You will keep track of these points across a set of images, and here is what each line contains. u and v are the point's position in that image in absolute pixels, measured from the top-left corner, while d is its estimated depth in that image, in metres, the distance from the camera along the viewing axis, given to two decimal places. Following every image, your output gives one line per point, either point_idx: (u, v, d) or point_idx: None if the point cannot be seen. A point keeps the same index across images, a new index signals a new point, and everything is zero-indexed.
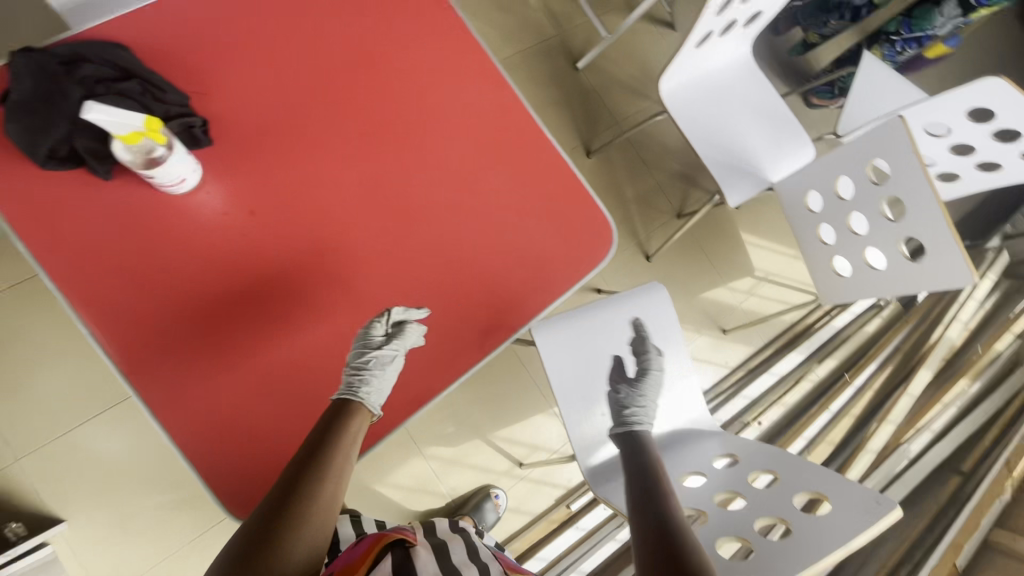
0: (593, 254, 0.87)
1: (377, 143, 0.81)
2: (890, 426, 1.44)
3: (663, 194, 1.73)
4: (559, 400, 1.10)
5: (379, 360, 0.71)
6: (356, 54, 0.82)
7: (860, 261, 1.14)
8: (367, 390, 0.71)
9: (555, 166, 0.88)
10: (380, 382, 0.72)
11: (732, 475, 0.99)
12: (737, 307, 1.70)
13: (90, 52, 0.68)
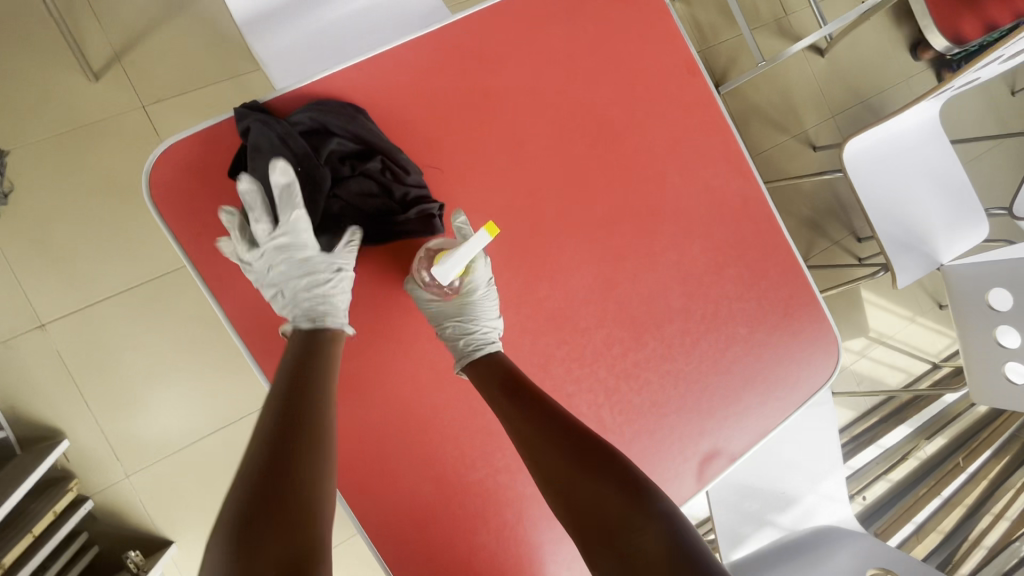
0: (820, 373, 0.78)
1: (607, 237, 0.71)
2: (1003, 523, 1.39)
3: None
4: (727, 530, 1.06)
5: (321, 278, 0.61)
6: (594, 130, 0.71)
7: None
8: (326, 308, 0.61)
9: (787, 270, 0.78)
10: (336, 297, 0.61)
11: None
12: (846, 369, 1.63)
13: (334, 121, 0.60)
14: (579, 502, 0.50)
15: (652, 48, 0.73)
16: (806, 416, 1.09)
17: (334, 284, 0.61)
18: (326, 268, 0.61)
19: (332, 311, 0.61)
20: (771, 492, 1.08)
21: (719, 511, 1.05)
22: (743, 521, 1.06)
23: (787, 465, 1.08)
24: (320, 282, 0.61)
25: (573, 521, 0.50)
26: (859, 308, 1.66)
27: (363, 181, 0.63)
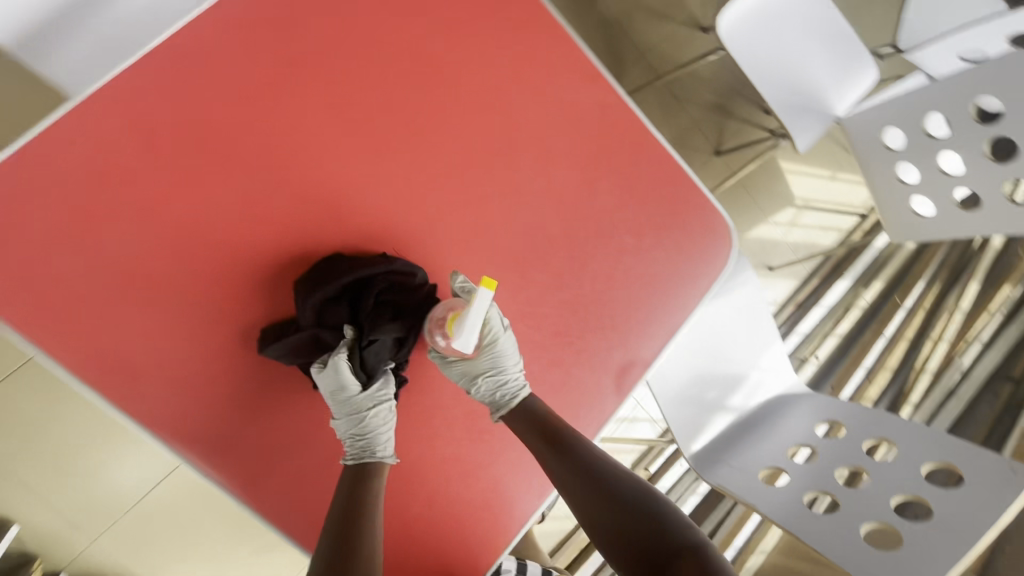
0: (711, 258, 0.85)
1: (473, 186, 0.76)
2: (942, 345, 1.48)
3: (699, 131, 1.60)
4: (681, 418, 1.09)
5: (376, 418, 0.73)
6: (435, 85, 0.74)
7: (948, 201, 1.08)
8: (382, 448, 0.73)
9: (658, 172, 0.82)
10: (386, 438, 0.74)
11: (840, 445, 0.97)
12: (781, 241, 1.66)
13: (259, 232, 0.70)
14: (612, 534, 0.66)
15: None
16: (730, 300, 1.12)
17: (382, 424, 0.74)
18: (380, 410, 0.74)
19: (379, 448, 0.73)
20: (716, 378, 1.12)
21: (667, 402, 1.09)
22: (694, 409, 1.10)
23: (722, 346, 1.13)
24: (364, 414, 0.72)
25: (619, 543, 0.65)
26: (780, 180, 1.68)
27: (379, 348, 0.75)
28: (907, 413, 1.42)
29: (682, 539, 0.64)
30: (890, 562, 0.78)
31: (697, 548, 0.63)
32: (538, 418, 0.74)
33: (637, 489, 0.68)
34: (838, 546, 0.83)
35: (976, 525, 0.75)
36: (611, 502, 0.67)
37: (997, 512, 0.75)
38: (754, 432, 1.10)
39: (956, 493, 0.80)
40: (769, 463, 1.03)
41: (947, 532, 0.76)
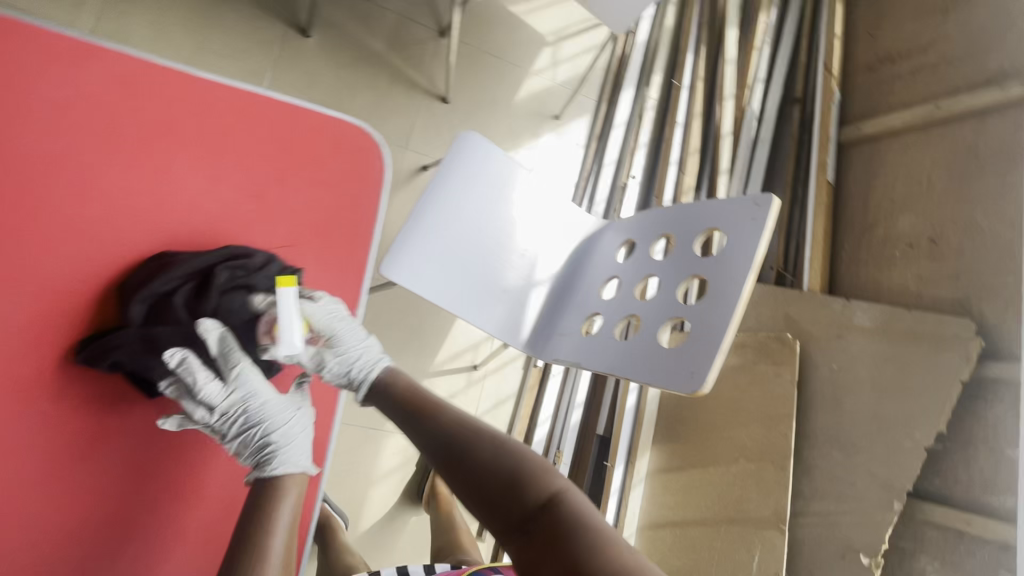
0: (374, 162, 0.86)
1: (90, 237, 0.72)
2: (729, 102, 1.45)
3: (412, 21, 1.46)
4: (461, 302, 1.01)
5: (275, 418, 0.70)
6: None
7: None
8: (280, 460, 0.69)
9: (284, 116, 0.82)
10: (292, 450, 0.71)
11: (638, 261, 0.97)
12: (553, 86, 1.59)
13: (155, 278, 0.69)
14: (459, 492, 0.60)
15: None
16: (481, 180, 1.07)
17: (293, 428, 0.72)
18: (293, 410, 0.72)
19: (275, 453, 0.69)
20: (514, 259, 1.07)
21: (438, 294, 1.00)
22: (474, 288, 1.03)
23: (478, 215, 1.06)
24: (265, 420, 0.70)
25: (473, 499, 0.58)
26: (521, 28, 1.58)
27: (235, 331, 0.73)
28: (725, 181, 1.39)
29: (524, 461, 0.59)
30: (683, 352, 0.76)
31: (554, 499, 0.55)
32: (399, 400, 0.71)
33: (492, 443, 0.61)
34: (644, 363, 0.81)
35: (739, 278, 0.75)
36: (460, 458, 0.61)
37: (752, 256, 0.75)
38: (571, 288, 1.07)
39: (720, 256, 0.81)
40: (587, 311, 1.00)
41: (721, 296, 0.77)
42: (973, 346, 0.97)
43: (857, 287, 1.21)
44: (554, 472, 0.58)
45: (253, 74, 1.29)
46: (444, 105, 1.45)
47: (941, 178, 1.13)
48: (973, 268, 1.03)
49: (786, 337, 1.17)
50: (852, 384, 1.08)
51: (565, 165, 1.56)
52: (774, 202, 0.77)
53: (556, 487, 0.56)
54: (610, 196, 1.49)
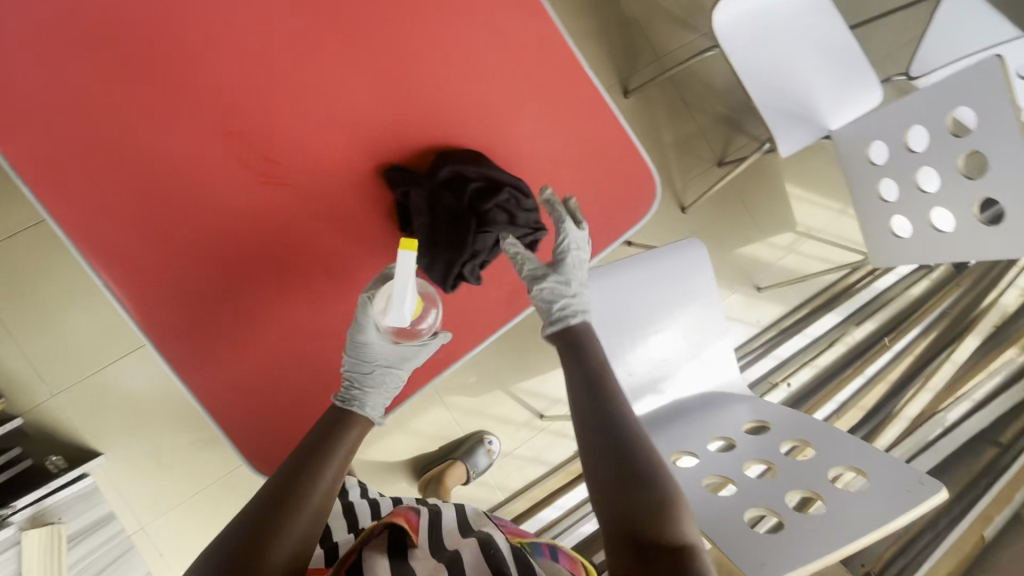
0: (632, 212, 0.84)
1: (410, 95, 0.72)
2: (925, 394, 1.39)
3: (705, 140, 1.60)
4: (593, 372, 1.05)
5: (380, 378, 0.75)
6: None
7: (924, 222, 1.04)
8: (365, 404, 0.73)
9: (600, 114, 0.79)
10: (375, 400, 0.75)
11: (762, 441, 0.94)
12: (774, 264, 1.62)
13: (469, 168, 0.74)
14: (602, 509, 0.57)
15: None
16: (681, 285, 1.07)
17: (382, 387, 0.75)
18: (394, 376, 0.77)
19: (362, 404, 0.73)
20: (652, 362, 1.08)
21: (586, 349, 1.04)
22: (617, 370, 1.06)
23: (664, 317, 1.07)
24: (384, 368, 0.76)
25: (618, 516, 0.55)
26: (783, 205, 1.65)
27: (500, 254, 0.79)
28: None
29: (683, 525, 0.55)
30: (765, 544, 0.75)
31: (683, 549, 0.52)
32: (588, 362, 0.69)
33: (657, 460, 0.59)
34: (714, 523, 0.80)
35: (860, 528, 0.74)
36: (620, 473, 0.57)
37: (883, 521, 0.74)
38: (680, 420, 1.07)
39: (853, 497, 0.78)
40: (681, 447, 1.00)
41: (829, 528, 0.75)
42: None
43: None
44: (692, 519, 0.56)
45: None
46: (679, 214, 1.57)
47: None
48: None
49: None
50: None
51: (737, 328, 1.55)
52: (939, 493, 0.73)
53: (687, 546, 0.53)
54: (754, 382, 1.50)
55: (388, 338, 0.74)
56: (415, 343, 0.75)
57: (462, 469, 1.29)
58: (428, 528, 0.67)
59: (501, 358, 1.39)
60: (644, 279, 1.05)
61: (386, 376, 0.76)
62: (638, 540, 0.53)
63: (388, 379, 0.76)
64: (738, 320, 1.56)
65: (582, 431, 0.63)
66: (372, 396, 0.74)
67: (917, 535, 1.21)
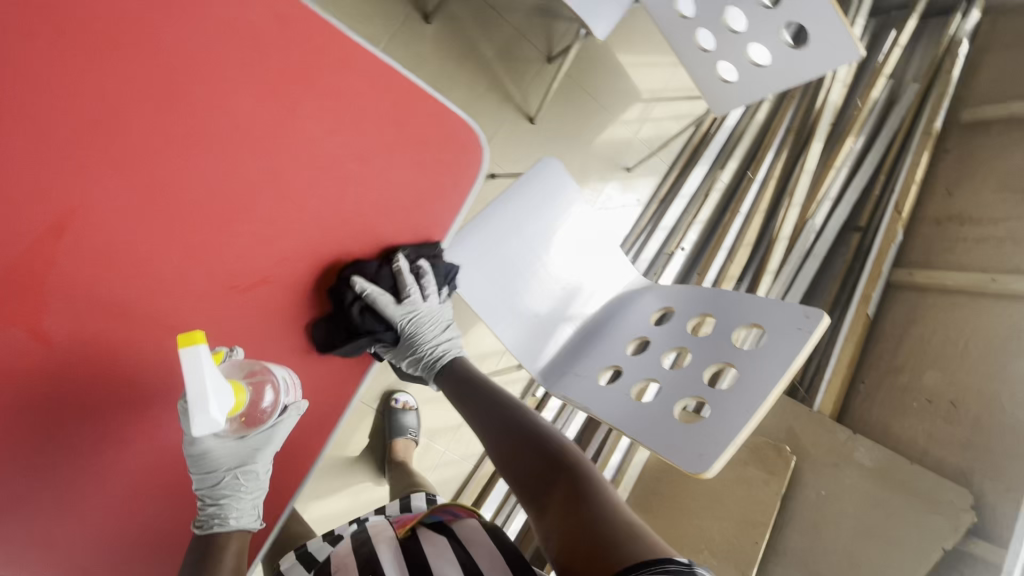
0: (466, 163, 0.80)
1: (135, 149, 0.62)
2: (794, 209, 1.49)
3: (525, 39, 1.51)
4: (518, 339, 1.06)
5: (243, 478, 0.69)
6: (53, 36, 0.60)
7: (744, 62, 1.04)
8: (231, 518, 0.68)
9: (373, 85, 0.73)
10: (244, 503, 0.70)
11: (671, 330, 0.98)
12: (634, 139, 1.63)
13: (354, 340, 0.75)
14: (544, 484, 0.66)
15: None
16: (554, 206, 1.11)
17: (250, 485, 0.70)
18: (259, 467, 0.70)
19: (228, 517, 0.68)
20: (548, 288, 1.10)
21: (501, 324, 1.06)
22: (536, 323, 1.08)
23: (542, 253, 1.10)
24: (238, 471, 0.68)
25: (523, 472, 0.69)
26: (622, 79, 1.63)
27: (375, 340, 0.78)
28: (767, 283, 1.44)
29: (594, 485, 0.63)
30: (698, 433, 0.77)
31: (580, 479, 0.64)
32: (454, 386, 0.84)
33: (552, 449, 0.70)
34: (654, 429, 0.82)
35: (770, 379, 0.77)
36: (524, 444, 0.72)
37: (787, 363, 0.77)
38: (596, 336, 1.09)
39: (759, 352, 0.82)
40: (608, 363, 1.02)
41: (746, 391, 0.78)
42: (965, 518, 0.98)
43: (866, 422, 1.21)
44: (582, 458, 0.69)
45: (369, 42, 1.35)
46: (530, 125, 1.50)
47: (975, 345, 1.15)
48: (986, 443, 1.04)
49: (784, 448, 1.18)
50: (836, 516, 1.08)
51: (621, 215, 1.59)
52: (823, 319, 0.78)
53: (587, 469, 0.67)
54: (653, 259, 1.55)
55: (233, 434, 0.68)
56: (259, 430, 0.69)
57: (405, 441, 1.29)
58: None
59: None
60: (507, 234, 1.07)
61: (242, 477, 0.69)
62: (578, 504, 0.61)
63: (246, 478, 0.69)
64: (621, 207, 1.59)
65: (503, 457, 0.73)
66: (239, 498, 0.69)
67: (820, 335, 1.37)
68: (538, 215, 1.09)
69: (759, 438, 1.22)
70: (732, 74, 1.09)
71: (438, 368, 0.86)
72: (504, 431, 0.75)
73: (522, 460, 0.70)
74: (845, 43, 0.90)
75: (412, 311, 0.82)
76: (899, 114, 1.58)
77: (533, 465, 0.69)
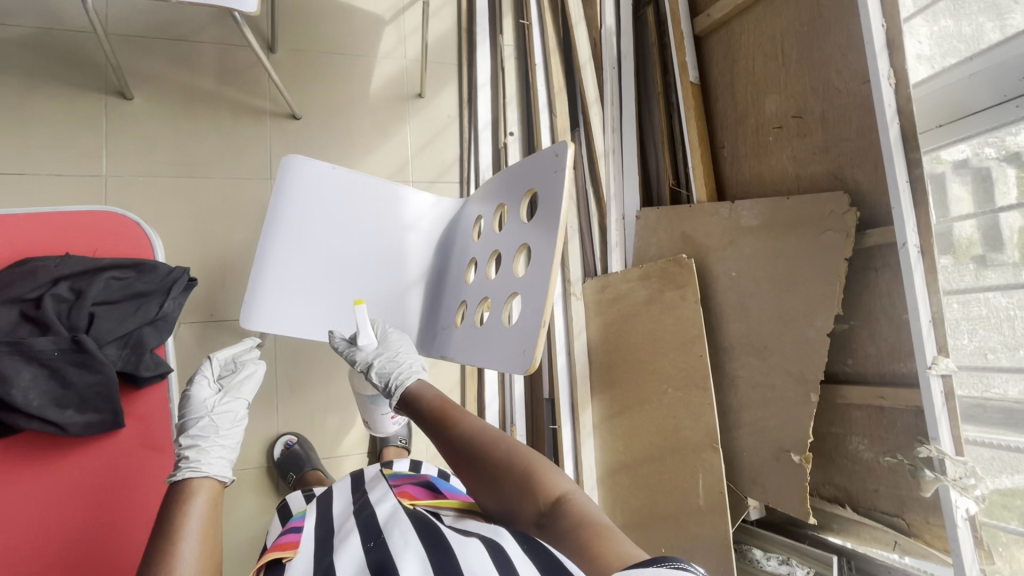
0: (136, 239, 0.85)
1: None
2: (580, 28, 1.36)
3: (234, 45, 1.38)
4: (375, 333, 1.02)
5: (207, 426, 0.80)
6: None
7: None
8: (197, 460, 0.74)
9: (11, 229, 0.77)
10: (211, 450, 0.76)
11: (485, 238, 0.93)
12: (407, 64, 1.51)
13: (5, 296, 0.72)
14: (513, 486, 0.69)
15: None
16: (323, 198, 1.01)
17: (206, 443, 0.77)
18: (228, 417, 0.83)
19: (198, 464, 0.73)
20: (371, 270, 1.03)
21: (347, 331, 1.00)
22: (383, 306, 1.03)
23: (342, 245, 1.02)
24: (206, 418, 0.81)
25: (505, 503, 0.71)
26: (355, 16, 1.49)
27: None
28: (597, 113, 1.33)
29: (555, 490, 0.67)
30: (521, 328, 0.74)
31: (557, 496, 0.67)
32: (429, 406, 0.82)
33: (514, 458, 0.71)
34: (495, 346, 0.79)
35: (551, 239, 0.73)
36: (499, 470, 0.71)
37: (558, 214, 0.73)
38: (444, 283, 1.05)
39: (539, 216, 0.77)
40: (458, 301, 0.97)
41: (540, 262, 0.74)
42: (851, 219, 0.92)
43: (743, 183, 1.14)
44: (563, 474, 0.69)
45: (90, 154, 1.25)
46: (297, 122, 1.40)
47: (789, 47, 1.05)
48: (839, 135, 0.96)
49: (682, 257, 1.14)
50: (753, 288, 1.05)
51: (440, 142, 1.51)
52: (567, 151, 0.73)
53: (566, 487, 0.67)
54: (492, 161, 1.46)
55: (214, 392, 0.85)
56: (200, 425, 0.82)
57: (394, 448, 1.30)
58: (316, 524, 0.77)
59: (330, 380, 1.35)
60: (295, 251, 0.98)
61: (222, 397, 0.84)
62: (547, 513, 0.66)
63: (220, 419, 0.82)
64: (437, 134, 1.51)
65: (470, 469, 0.74)
66: (206, 440, 0.77)
67: (668, 128, 1.28)
68: (312, 213, 1.00)
69: (659, 262, 1.17)
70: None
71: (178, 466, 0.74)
72: (478, 460, 0.73)
73: (504, 485, 0.71)
74: None
75: (223, 407, 0.83)
76: None
77: (501, 475, 0.71)
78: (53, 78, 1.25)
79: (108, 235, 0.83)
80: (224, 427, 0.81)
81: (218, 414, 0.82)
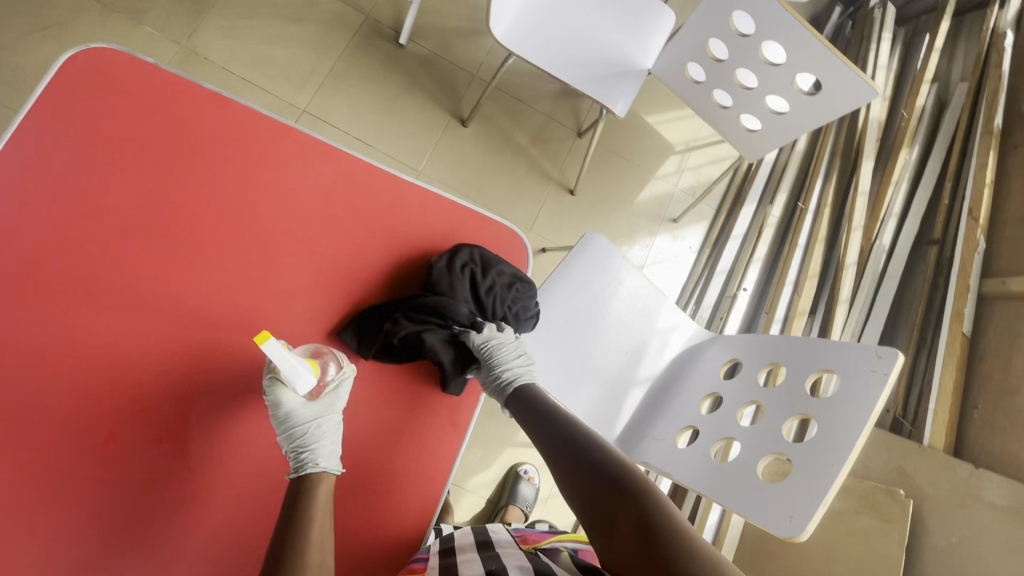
0: (515, 256, 0.91)
1: (248, 295, 0.76)
2: (856, 233, 1.44)
3: (555, 121, 1.64)
4: (587, 404, 1.08)
5: (318, 431, 0.70)
6: (173, 225, 0.75)
7: (758, 62, 1.00)
8: (318, 461, 0.69)
9: (441, 205, 0.88)
10: (325, 451, 0.70)
11: (742, 382, 0.98)
12: (676, 191, 1.68)
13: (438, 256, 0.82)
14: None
15: (191, 137, 0.78)
16: (602, 277, 1.15)
17: (322, 444, 0.70)
18: (332, 420, 0.73)
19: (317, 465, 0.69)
20: (612, 352, 1.12)
21: (570, 390, 1.07)
22: (607, 387, 1.10)
23: (600, 320, 1.13)
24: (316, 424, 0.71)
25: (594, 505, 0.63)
26: (653, 137, 1.71)
27: (440, 282, 0.81)
28: (844, 312, 1.37)
29: None
30: (784, 491, 0.75)
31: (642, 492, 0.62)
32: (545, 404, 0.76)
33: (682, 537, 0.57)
34: (738, 492, 0.81)
35: (851, 430, 0.75)
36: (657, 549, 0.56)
37: (867, 410, 0.75)
38: (667, 392, 1.10)
39: (834, 398, 0.81)
40: (683, 422, 1.02)
41: (828, 443, 0.77)
42: None
43: (990, 455, 1.09)
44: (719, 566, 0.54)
45: (418, 150, 1.52)
46: (571, 197, 1.60)
47: None
48: None
49: (898, 492, 1.09)
50: (976, 565, 0.97)
51: (674, 265, 1.62)
52: (898, 359, 0.76)
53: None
54: (716, 303, 1.53)
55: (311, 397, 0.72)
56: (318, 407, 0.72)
57: (517, 509, 1.32)
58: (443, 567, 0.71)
59: (490, 417, 1.43)
60: (565, 305, 1.11)
61: (328, 399, 0.73)
62: None
63: (326, 421, 0.72)
64: (674, 257, 1.63)
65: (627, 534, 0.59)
66: (321, 445, 0.70)
67: (913, 360, 1.28)
68: (590, 285, 1.14)
69: (866, 482, 1.13)
70: (751, 79, 1.04)
71: (302, 466, 0.69)
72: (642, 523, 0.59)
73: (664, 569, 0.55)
74: (856, 82, 0.92)
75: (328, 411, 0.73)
76: (951, 119, 1.52)
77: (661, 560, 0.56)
78: (423, 90, 1.57)
79: (498, 246, 0.91)
80: (332, 427, 0.73)
81: (327, 414, 0.72)
